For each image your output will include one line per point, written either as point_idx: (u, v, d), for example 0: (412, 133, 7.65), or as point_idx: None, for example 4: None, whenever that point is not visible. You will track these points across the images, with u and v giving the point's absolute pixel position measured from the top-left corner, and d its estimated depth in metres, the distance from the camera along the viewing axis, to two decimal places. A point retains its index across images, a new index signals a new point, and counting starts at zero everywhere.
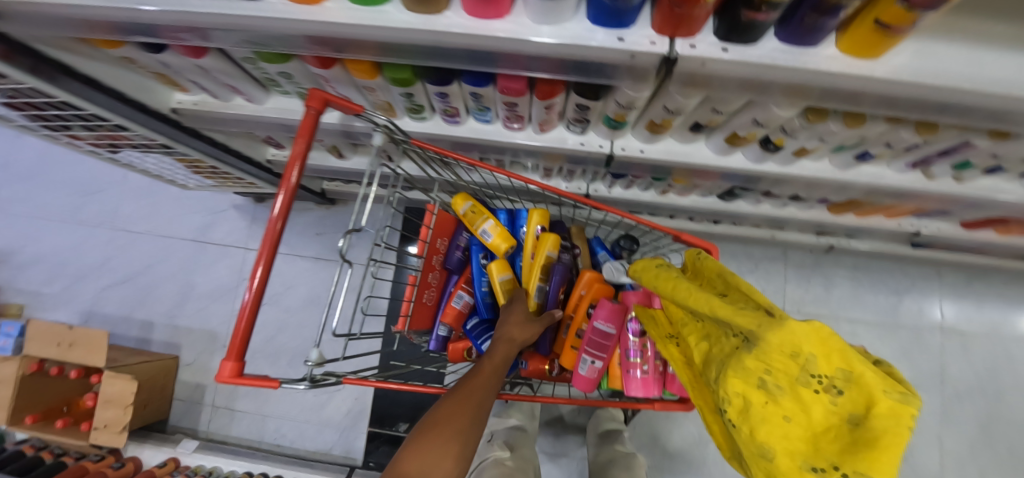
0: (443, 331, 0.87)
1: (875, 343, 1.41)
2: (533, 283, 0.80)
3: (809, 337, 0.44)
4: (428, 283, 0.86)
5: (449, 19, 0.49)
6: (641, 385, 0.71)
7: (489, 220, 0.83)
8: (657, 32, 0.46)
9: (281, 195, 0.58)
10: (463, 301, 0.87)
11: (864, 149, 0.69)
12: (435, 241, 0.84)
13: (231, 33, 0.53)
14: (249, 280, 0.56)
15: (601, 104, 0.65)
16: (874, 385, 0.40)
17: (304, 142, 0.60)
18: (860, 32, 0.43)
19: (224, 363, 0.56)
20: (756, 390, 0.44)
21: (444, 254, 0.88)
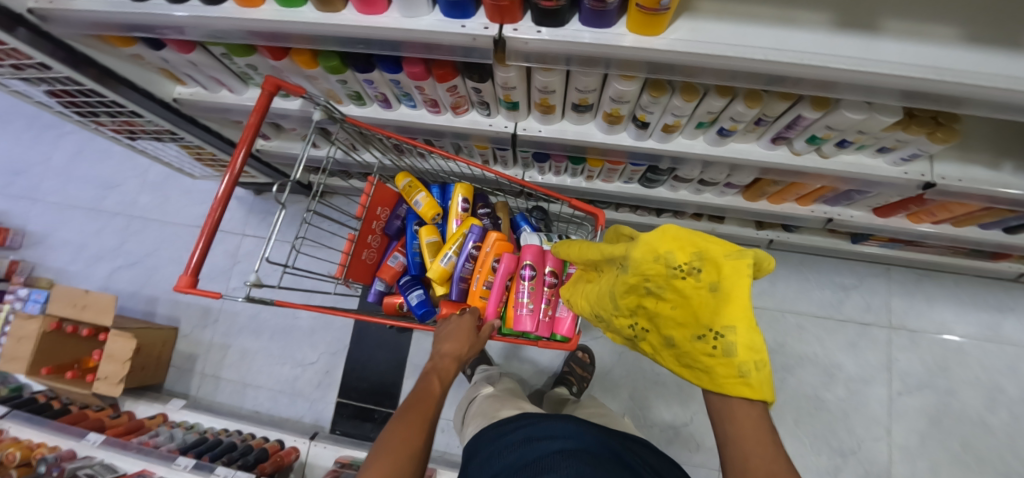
0: (380, 285, 1.16)
1: (824, 338, 1.41)
2: (446, 249, 1.05)
3: (660, 241, 0.57)
4: (369, 243, 1.09)
5: (344, 16, 0.65)
6: (526, 320, 0.93)
7: (421, 193, 1.09)
8: (490, 20, 0.61)
9: (225, 178, 0.71)
10: (398, 261, 1.15)
11: (720, 126, 0.80)
12: (375, 208, 1.06)
13: (196, 29, 0.70)
14: (189, 253, 0.70)
15: (490, 86, 0.79)
16: (720, 255, 0.55)
17: (258, 114, 0.74)
18: (635, 16, 0.57)
19: (181, 276, 0.70)
20: (647, 296, 0.60)
21: (385, 222, 1.12)
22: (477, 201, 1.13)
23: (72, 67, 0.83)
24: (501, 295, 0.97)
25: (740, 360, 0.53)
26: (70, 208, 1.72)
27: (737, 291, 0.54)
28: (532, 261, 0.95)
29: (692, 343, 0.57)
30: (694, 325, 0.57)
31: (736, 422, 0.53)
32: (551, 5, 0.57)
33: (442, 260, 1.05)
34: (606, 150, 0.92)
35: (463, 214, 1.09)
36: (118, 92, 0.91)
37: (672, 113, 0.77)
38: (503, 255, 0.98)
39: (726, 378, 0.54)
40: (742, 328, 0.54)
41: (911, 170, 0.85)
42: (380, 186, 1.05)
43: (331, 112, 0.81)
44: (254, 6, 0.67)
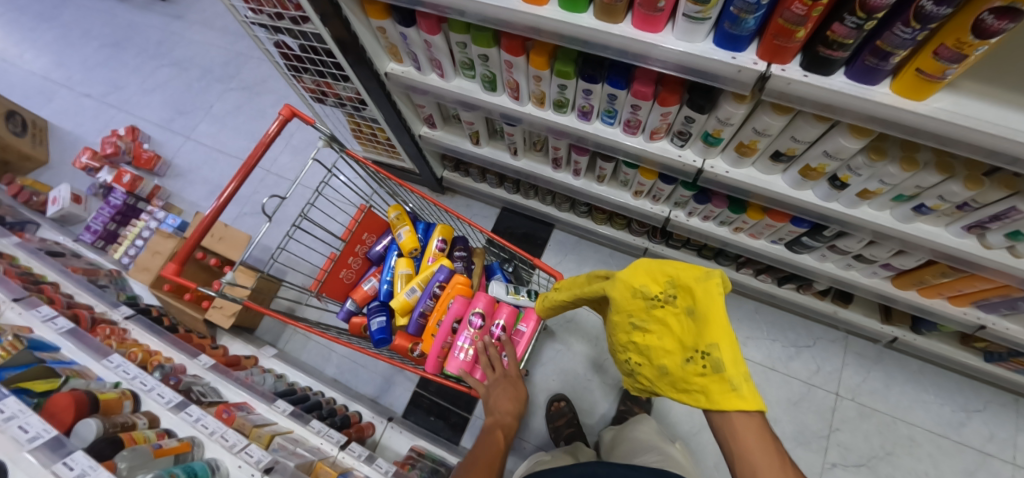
0: (350, 305, 1.15)
1: (939, 458, 1.28)
2: (412, 283, 1.07)
3: (634, 277, 0.70)
4: (348, 263, 1.17)
5: (622, 28, 0.73)
6: (460, 366, 0.92)
7: (405, 227, 1.14)
8: (759, 57, 0.67)
9: (235, 180, 0.85)
10: (371, 285, 1.16)
11: (920, 202, 0.82)
12: (360, 233, 1.16)
13: (473, 13, 0.80)
14: (216, 199, 0.82)
15: (705, 119, 0.84)
16: (693, 280, 0.63)
17: (270, 135, 0.88)
18: (906, 78, 0.62)
19: (169, 263, 0.81)
20: (634, 330, 0.70)
21: (367, 246, 1.19)
22: (457, 243, 1.17)
23: (331, 26, 0.96)
24: (446, 337, 0.96)
25: (729, 374, 0.58)
26: (217, 152, 1.90)
27: (713, 310, 0.60)
28: (483, 309, 0.96)
29: (681, 365, 0.63)
30: (680, 347, 0.64)
31: (739, 437, 0.56)
32: (832, 54, 0.62)
33: (403, 295, 1.06)
34: (783, 202, 0.94)
35: (439, 253, 1.13)
36: (353, 53, 1.04)
37: (880, 180, 0.79)
38: (458, 297, 0.99)
39: (722, 394, 0.57)
40: (724, 345, 0.59)
41: None
42: (368, 212, 1.15)
43: (332, 143, 0.96)
44: (537, 4, 0.76)
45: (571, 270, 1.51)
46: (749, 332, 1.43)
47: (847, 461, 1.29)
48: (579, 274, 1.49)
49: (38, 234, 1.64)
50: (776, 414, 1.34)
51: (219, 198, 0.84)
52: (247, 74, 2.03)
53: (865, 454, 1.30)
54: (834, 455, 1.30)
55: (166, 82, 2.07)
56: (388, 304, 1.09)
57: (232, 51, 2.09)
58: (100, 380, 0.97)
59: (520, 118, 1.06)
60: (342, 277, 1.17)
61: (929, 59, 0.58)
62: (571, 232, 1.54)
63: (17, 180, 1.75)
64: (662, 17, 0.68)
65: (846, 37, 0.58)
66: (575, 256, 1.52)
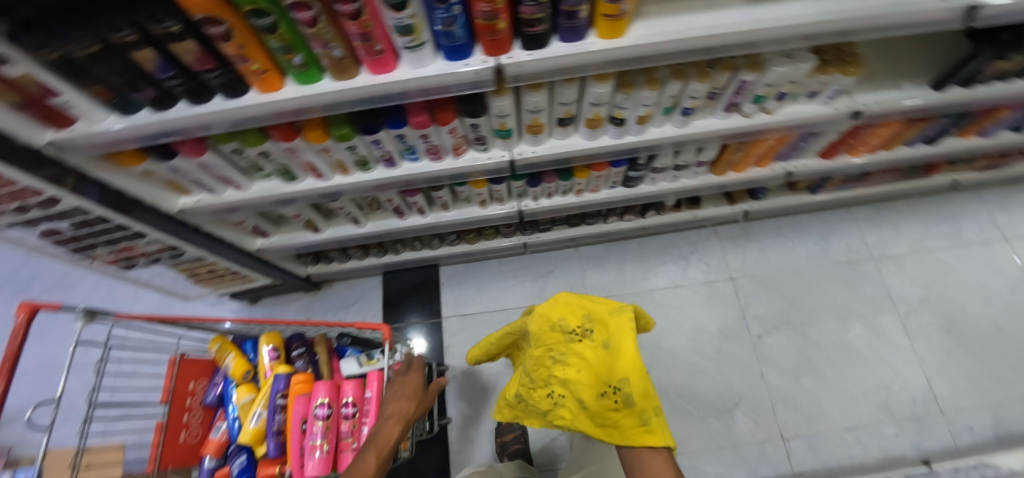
0: (210, 462, 0.97)
1: (823, 285, 1.50)
2: (253, 408, 0.96)
3: (555, 310, 0.88)
4: (183, 423, 1.00)
5: (361, 80, 0.75)
6: (321, 464, 0.83)
7: (229, 354, 1.03)
8: (487, 55, 0.73)
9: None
10: (222, 430, 1.02)
11: (682, 106, 0.94)
12: (183, 384, 1.01)
13: (225, 120, 0.77)
14: None
15: (486, 119, 0.89)
16: (608, 316, 0.85)
17: (13, 346, 0.69)
18: (602, 24, 0.71)
19: None
20: (552, 364, 0.82)
21: (200, 394, 1.05)
22: (291, 343, 1.08)
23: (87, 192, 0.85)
24: (300, 443, 0.87)
25: (637, 409, 0.78)
26: (45, 371, 1.58)
27: (622, 344, 0.81)
28: (327, 397, 0.88)
29: (597, 399, 0.77)
30: (596, 379, 0.78)
31: (648, 469, 0.76)
32: (535, 30, 0.69)
33: (247, 425, 0.94)
34: (592, 154, 1.02)
35: (274, 363, 1.02)
36: (129, 207, 0.93)
37: (643, 104, 0.89)
38: (298, 396, 0.91)
39: (633, 426, 0.77)
40: (633, 379, 0.78)
41: (839, 105, 1.02)
42: (180, 359, 1.01)
43: (91, 316, 0.82)
44: (276, 89, 0.75)
45: (475, 294, 1.51)
46: (646, 264, 1.54)
47: (769, 327, 1.45)
48: (484, 294, 1.51)
49: None
50: (698, 320, 1.46)
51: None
52: (48, 271, 1.74)
53: (778, 313, 1.47)
54: (758, 328, 1.45)
55: None
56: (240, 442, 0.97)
57: (14, 256, 1.76)
58: None
59: (338, 190, 1.04)
60: (183, 440, 0.99)
61: (605, 4, 0.67)
62: (457, 261, 1.55)
63: None
64: (388, 57, 0.71)
65: (535, 13, 0.66)
66: (474, 281, 1.53)
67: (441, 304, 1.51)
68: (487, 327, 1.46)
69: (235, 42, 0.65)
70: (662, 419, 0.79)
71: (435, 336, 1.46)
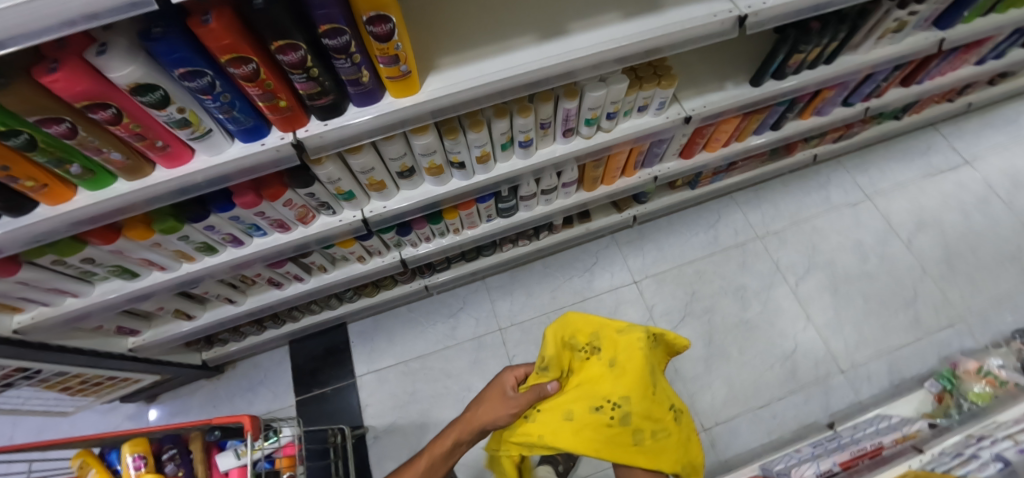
0: None
1: (720, 271, 1.57)
2: None
3: (566, 325, 0.83)
4: None
5: (156, 176, 0.73)
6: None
7: (89, 471, 0.92)
8: (284, 131, 0.74)
9: None
10: None
11: (517, 140, 0.97)
12: None
13: (19, 238, 0.71)
14: None
15: (320, 187, 0.89)
16: (617, 332, 0.79)
17: None
18: (390, 85, 0.72)
19: None
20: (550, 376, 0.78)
21: None
22: (164, 444, 0.97)
23: None
24: None
25: (633, 427, 0.73)
26: None
27: (629, 361, 0.76)
28: None
29: (591, 415, 0.73)
30: (593, 394, 0.74)
31: None
32: (322, 102, 0.70)
33: None
34: (446, 199, 1.04)
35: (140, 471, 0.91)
36: None
37: (475, 146, 0.92)
38: None
39: (626, 445, 0.72)
40: (634, 399, 0.74)
41: (671, 113, 1.09)
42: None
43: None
44: (67, 199, 0.72)
45: (387, 346, 1.48)
46: (552, 283, 1.56)
47: (676, 321, 1.50)
48: (395, 344, 1.48)
49: None
50: None
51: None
52: None
53: (683, 307, 1.52)
54: (666, 325, 1.49)
55: None
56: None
57: None
58: None
59: (193, 277, 0.99)
60: None
61: (385, 68, 0.68)
62: (365, 315, 1.51)
63: None
64: (177, 149, 0.70)
65: (312, 88, 0.66)
66: (384, 332, 1.50)
67: (354, 363, 1.46)
68: (403, 378, 1.43)
69: None
70: (663, 442, 0.75)
71: (350, 398, 1.41)
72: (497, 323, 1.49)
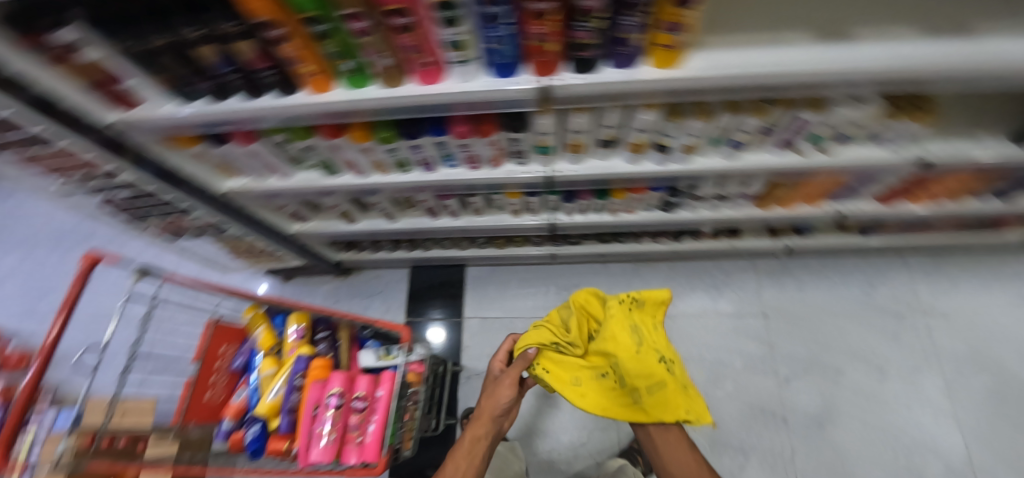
0: (226, 426, 0.97)
1: (861, 331, 1.42)
2: (274, 382, 0.98)
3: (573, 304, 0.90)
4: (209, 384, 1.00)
5: (410, 87, 0.75)
6: (326, 452, 0.85)
7: (260, 326, 1.06)
8: (536, 75, 0.72)
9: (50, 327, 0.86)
10: (242, 396, 1.01)
11: (732, 138, 0.90)
12: (215, 346, 1.03)
13: (277, 115, 0.79)
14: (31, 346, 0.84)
15: (528, 135, 0.88)
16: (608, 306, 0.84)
17: (74, 288, 0.89)
18: (655, 53, 0.68)
19: None
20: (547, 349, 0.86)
21: (228, 359, 1.05)
22: (318, 325, 1.10)
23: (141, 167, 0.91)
24: (310, 425, 0.89)
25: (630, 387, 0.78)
26: (95, 320, 1.72)
27: (614, 329, 0.81)
28: (340, 386, 0.91)
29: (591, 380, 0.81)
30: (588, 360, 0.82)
31: (660, 450, 0.77)
32: (585, 55, 0.68)
33: (264, 398, 0.95)
34: (631, 178, 1.00)
35: (299, 342, 1.04)
36: (168, 179, 0.97)
37: (691, 134, 0.86)
38: (315, 381, 0.92)
39: (626, 404, 0.78)
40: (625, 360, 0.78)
41: (903, 152, 0.94)
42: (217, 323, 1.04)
43: (146, 274, 0.93)
44: (326, 91, 0.77)
45: (497, 298, 1.53)
46: (675, 290, 1.50)
47: (797, 370, 1.39)
48: (505, 299, 1.52)
49: None
50: (722, 354, 1.42)
51: (43, 350, 0.76)
52: (105, 228, 1.87)
53: (809, 357, 1.40)
54: (785, 370, 1.39)
55: (14, 270, 1.85)
56: (256, 412, 0.96)
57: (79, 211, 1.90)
58: None
59: (376, 187, 1.05)
60: (206, 400, 0.98)
61: (661, 34, 0.64)
62: (483, 264, 1.57)
63: None
64: (435, 68, 0.71)
65: (587, 39, 0.65)
66: (495, 285, 1.55)
67: (463, 305, 1.53)
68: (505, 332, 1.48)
69: (291, 45, 0.66)
70: (660, 396, 0.76)
71: (453, 335, 1.49)
72: None
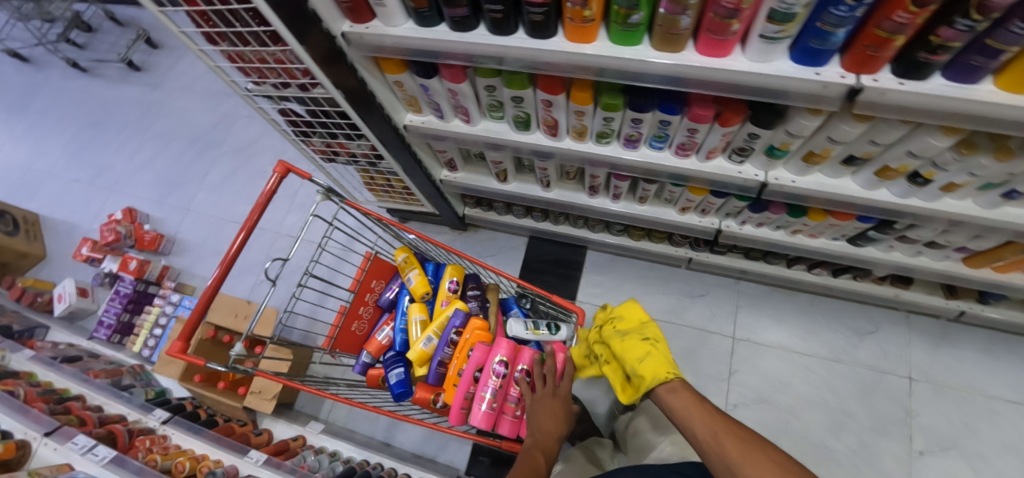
0: (367, 358, 1.20)
1: (1020, 423, 1.26)
2: (427, 332, 1.09)
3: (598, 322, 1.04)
4: (361, 315, 1.20)
5: (687, 57, 0.65)
6: (484, 417, 0.96)
7: (414, 271, 1.17)
8: (846, 70, 0.61)
9: (242, 232, 0.90)
10: (386, 334, 1.20)
11: (1011, 188, 0.76)
12: (368, 281, 1.18)
13: (520, 60, 0.72)
14: (230, 242, 0.88)
15: (771, 134, 0.78)
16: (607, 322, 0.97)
17: (264, 199, 0.90)
18: (1017, 73, 0.54)
19: (173, 343, 0.83)
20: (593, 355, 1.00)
21: (377, 293, 1.22)
22: (468, 282, 1.20)
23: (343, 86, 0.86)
24: (469, 386, 0.99)
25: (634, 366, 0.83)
26: (222, 219, 1.82)
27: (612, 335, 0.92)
28: (505, 357, 0.96)
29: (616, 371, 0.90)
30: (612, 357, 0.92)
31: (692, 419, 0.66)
32: (932, 58, 0.55)
33: (419, 345, 1.08)
34: (852, 203, 0.89)
35: (452, 295, 1.16)
36: (359, 99, 0.91)
37: (969, 173, 0.73)
38: (478, 345, 1.00)
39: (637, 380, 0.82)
40: (628, 350, 0.86)
41: None
42: (375, 259, 1.19)
43: (331, 194, 0.98)
44: (587, 41, 0.68)
45: (614, 289, 1.52)
46: (810, 326, 1.41)
47: (933, 445, 1.26)
48: (622, 293, 1.50)
49: (49, 336, 1.58)
50: (846, 405, 1.32)
51: (228, 258, 0.88)
52: (239, 134, 1.94)
53: (949, 435, 1.26)
54: (920, 442, 1.26)
55: (156, 157, 1.97)
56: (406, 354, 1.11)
57: (220, 113, 1.99)
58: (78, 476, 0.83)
59: (559, 154, 0.99)
60: (355, 329, 1.19)
61: None
62: (606, 251, 1.55)
63: (17, 282, 1.67)
64: (734, 40, 0.61)
65: (952, 40, 0.51)
66: (614, 276, 1.53)
67: (576, 287, 1.52)
68: None
69: None
70: (650, 361, 0.80)
71: None
72: (731, 330, 1.43)
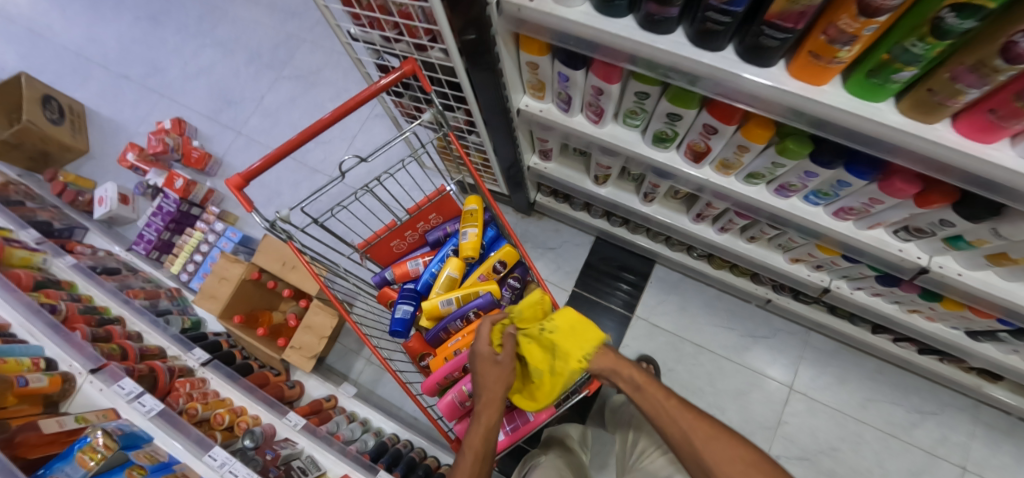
0: (387, 275, 1.16)
1: None
2: (449, 296, 1.03)
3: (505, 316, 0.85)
4: (404, 236, 1.11)
5: (940, 132, 0.51)
6: (449, 409, 0.95)
7: (471, 229, 1.06)
8: None
9: (397, 73, 0.71)
10: (415, 266, 1.13)
11: None
12: (427, 212, 1.07)
13: (714, 86, 0.57)
14: (381, 78, 0.70)
15: (968, 227, 0.65)
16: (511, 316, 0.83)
17: (386, 84, 0.70)
18: None
19: (236, 174, 0.77)
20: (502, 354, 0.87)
21: (430, 227, 1.13)
22: (516, 269, 1.09)
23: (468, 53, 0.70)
24: (451, 372, 0.97)
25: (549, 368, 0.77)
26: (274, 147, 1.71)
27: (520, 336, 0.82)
28: None
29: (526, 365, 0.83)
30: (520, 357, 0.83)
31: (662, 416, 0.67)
32: None
33: (435, 302, 1.02)
34: (1013, 313, 0.75)
35: (493, 274, 1.07)
36: (481, 63, 0.71)
37: None
38: None
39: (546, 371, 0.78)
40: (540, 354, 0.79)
41: None
42: (444, 196, 1.05)
43: (439, 120, 0.84)
44: (816, 83, 0.53)
45: (675, 312, 1.44)
46: (871, 393, 1.36)
47: None
48: (681, 318, 1.43)
49: (87, 239, 1.54)
50: None
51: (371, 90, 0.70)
52: (302, 60, 1.79)
53: None
54: None
55: (211, 67, 1.85)
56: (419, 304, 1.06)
57: (284, 31, 1.83)
58: (121, 427, 0.80)
59: (687, 183, 0.86)
60: (392, 244, 1.12)
61: None
62: (676, 269, 1.47)
63: (59, 176, 1.61)
64: (1011, 129, 0.47)
65: None
66: (677, 298, 1.46)
67: (636, 301, 1.46)
68: (670, 350, 1.41)
69: (876, 20, 0.41)
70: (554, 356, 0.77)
71: (617, 328, 1.43)
72: (790, 380, 1.38)
